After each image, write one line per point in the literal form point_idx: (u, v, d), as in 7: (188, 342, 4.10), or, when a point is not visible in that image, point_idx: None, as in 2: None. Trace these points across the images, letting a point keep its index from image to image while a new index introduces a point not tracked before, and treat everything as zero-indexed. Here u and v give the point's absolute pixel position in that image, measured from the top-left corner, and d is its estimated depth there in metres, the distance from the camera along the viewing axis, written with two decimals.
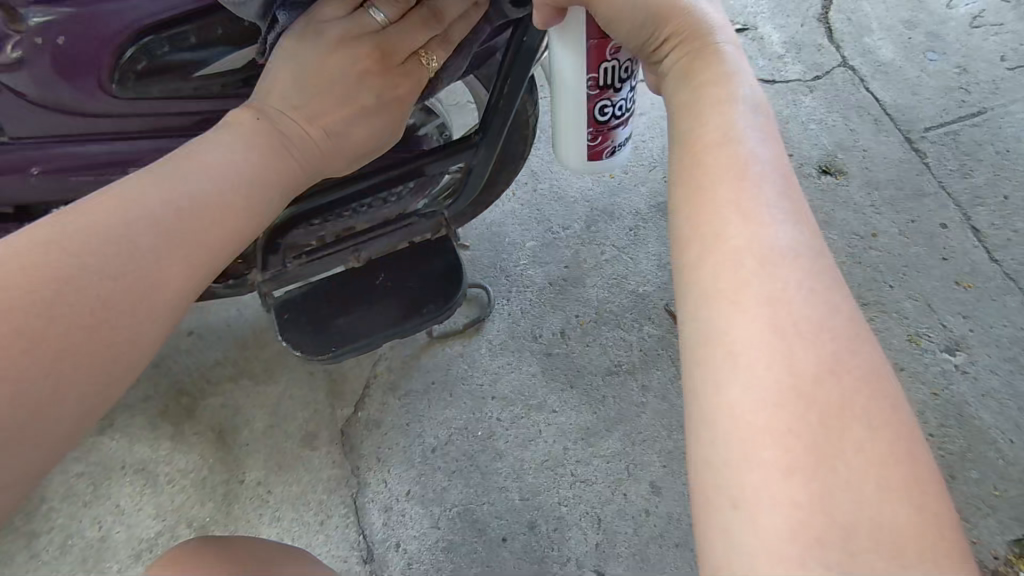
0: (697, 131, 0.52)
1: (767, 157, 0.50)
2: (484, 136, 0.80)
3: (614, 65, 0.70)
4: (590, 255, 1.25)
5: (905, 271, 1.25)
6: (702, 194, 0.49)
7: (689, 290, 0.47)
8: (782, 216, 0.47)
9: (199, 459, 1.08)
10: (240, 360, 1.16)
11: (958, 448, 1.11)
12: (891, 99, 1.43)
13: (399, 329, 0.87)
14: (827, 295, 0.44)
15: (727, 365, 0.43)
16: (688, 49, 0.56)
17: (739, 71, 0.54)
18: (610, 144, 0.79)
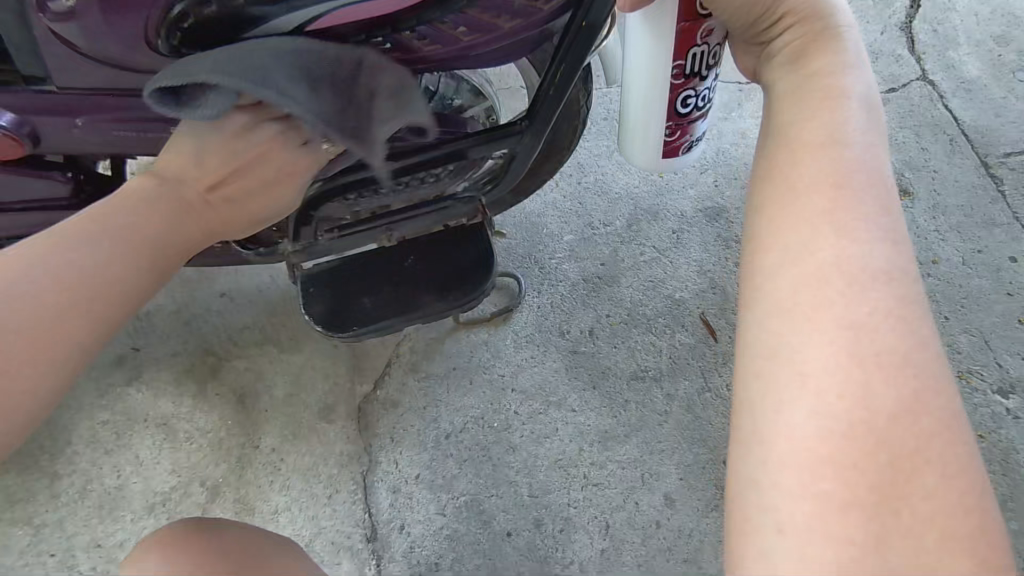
0: (799, 126, 0.51)
1: (869, 167, 0.48)
2: (531, 122, 0.75)
3: (702, 51, 0.66)
4: (629, 254, 1.21)
5: (963, 303, 1.18)
6: (791, 195, 0.48)
7: (761, 296, 0.47)
8: (878, 237, 0.45)
9: (218, 420, 1.10)
10: (267, 326, 1.16)
11: (1000, 497, 1.04)
12: (970, 119, 1.33)
13: (423, 314, 0.85)
14: (915, 328, 0.42)
15: (794, 363, 0.43)
16: (803, 34, 0.54)
17: (854, 70, 0.52)
18: (687, 139, 0.76)
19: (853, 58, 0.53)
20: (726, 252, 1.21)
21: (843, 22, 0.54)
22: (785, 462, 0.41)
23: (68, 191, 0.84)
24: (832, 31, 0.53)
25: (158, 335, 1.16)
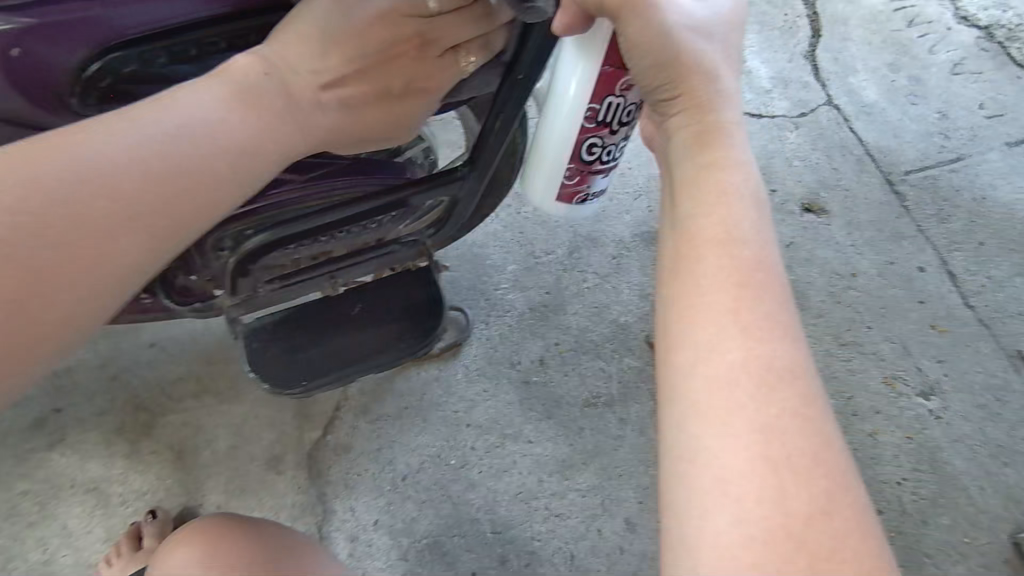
0: (698, 222, 0.52)
1: (764, 263, 0.51)
2: (472, 169, 0.73)
3: (618, 103, 0.66)
4: (573, 281, 1.24)
5: (882, 312, 1.27)
6: (696, 294, 0.50)
7: (675, 397, 0.48)
8: (781, 340, 0.48)
9: (156, 480, 1.04)
10: (204, 375, 1.11)
11: (932, 495, 1.12)
12: (873, 140, 1.45)
13: (377, 363, 0.84)
14: (817, 428, 0.46)
15: (717, 469, 0.45)
16: (694, 124, 0.56)
17: (744, 167, 0.54)
18: (585, 189, 0.73)
19: (744, 154, 0.55)
20: None
21: (732, 118, 0.56)
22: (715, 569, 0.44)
23: None
24: (722, 125, 0.55)
25: (84, 393, 1.08)
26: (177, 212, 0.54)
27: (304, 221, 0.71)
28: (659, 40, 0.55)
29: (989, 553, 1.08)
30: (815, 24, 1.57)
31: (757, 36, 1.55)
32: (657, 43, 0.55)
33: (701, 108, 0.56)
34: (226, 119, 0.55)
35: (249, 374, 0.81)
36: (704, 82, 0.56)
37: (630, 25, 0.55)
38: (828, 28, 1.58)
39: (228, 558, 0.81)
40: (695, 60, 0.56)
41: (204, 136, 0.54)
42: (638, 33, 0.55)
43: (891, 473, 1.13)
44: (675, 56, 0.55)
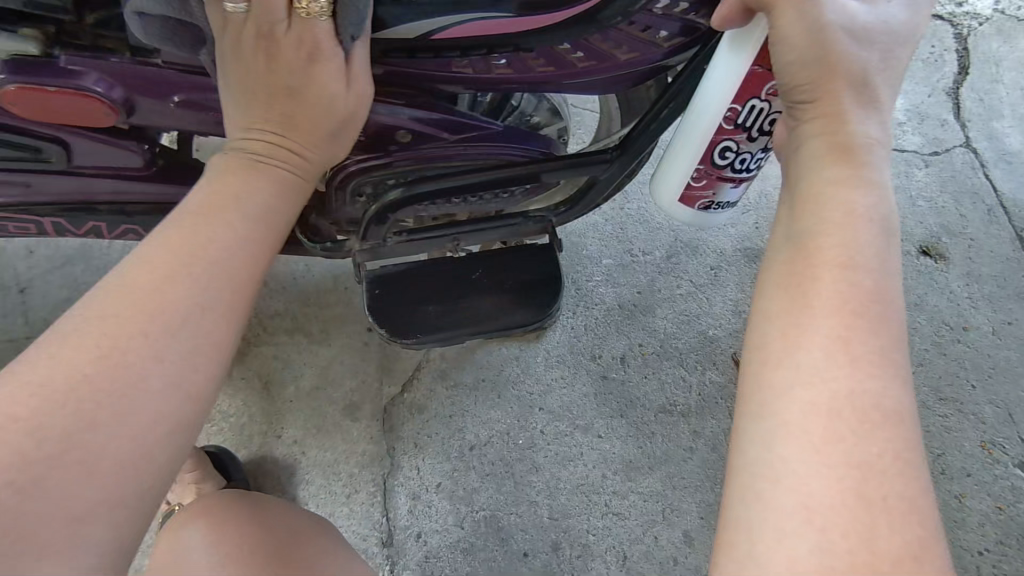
0: (820, 238, 0.52)
1: (880, 290, 0.49)
2: (620, 153, 0.73)
3: (761, 107, 0.63)
4: (666, 285, 1.22)
5: (990, 373, 1.18)
6: (807, 310, 0.50)
7: (766, 415, 0.48)
8: (892, 377, 0.47)
9: (241, 405, 1.09)
10: (299, 315, 1.15)
11: (1014, 571, 1.04)
12: (1010, 192, 1.35)
13: (485, 331, 0.83)
14: (916, 477, 0.44)
15: (801, 494, 0.44)
16: (832, 133, 0.54)
17: (881, 191, 0.53)
18: (705, 194, 0.72)
19: (880, 177, 0.53)
20: None
21: (871, 135, 0.54)
22: None
23: (142, 163, 0.79)
24: (861, 140, 0.54)
25: None
26: (197, 283, 0.49)
27: (445, 180, 0.73)
28: (809, 37, 0.54)
29: None
30: (965, 59, 1.47)
31: None
32: (807, 37, 0.54)
33: (841, 117, 0.54)
34: (223, 214, 0.53)
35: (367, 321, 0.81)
36: (849, 92, 0.54)
37: (782, 13, 0.54)
38: (979, 66, 1.47)
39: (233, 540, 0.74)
40: (850, 64, 0.54)
41: (203, 235, 0.51)
42: (786, 27, 0.55)
43: (974, 541, 1.06)
44: (826, 51, 0.54)
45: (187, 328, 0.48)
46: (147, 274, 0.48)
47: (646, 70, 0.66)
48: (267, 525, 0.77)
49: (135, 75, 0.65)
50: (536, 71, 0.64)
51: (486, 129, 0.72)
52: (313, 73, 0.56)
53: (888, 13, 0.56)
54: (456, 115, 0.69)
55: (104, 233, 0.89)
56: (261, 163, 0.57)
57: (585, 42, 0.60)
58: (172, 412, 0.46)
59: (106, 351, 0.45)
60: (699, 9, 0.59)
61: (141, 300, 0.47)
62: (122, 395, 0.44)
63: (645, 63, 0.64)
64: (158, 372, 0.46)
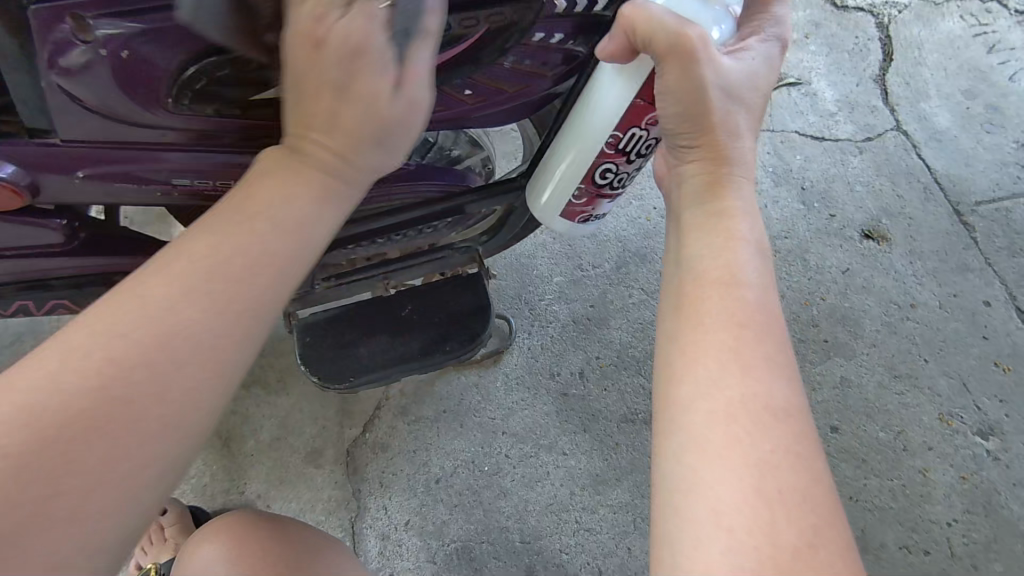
0: (704, 261, 0.55)
1: (764, 307, 0.52)
2: (529, 179, 0.74)
3: (641, 135, 0.65)
4: (618, 295, 1.23)
5: (942, 347, 1.21)
6: (698, 331, 0.52)
7: (674, 428, 0.49)
8: (778, 377, 0.49)
9: (202, 464, 1.07)
10: (255, 367, 1.14)
11: (983, 539, 1.06)
12: (942, 168, 1.39)
13: (418, 367, 0.83)
14: (811, 464, 0.46)
15: (710, 500, 0.45)
16: (708, 173, 0.59)
17: (754, 218, 0.57)
18: (590, 210, 0.73)
19: (751, 205, 0.58)
20: None
21: (744, 171, 0.59)
22: None
23: (61, 238, 0.78)
24: (733, 177, 0.58)
25: None
26: (205, 308, 0.43)
27: (363, 222, 0.73)
28: (692, 93, 0.57)
29: None
30: (888, 47, 1.52)
31: (825, 58, 1.51)
32: (692, 93, 0.57)
33: (718, 159, 0.58)
34: (258, 220, 0.46)
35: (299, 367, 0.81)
36: (727, 137, 0.58)
37: (671, 69, 0.56)
38: (901, 51, 1.52)
39: (255, 547, 0.77)
40: (723, 117, 0.58)
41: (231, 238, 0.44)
42: (674, 81, 0.57)
43: (941, 513, 1.08)
44: (708, 104, 0.57)
45: (192, 359, 0.42)
46: (157, 289, 0.42)
47: (539, 98, 0.68)
48: (288, 537, 0.80)
49: (35, 154, 0.65)
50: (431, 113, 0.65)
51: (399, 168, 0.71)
52: (357, 78, 0.47)
53: (754, 66, 0.59)
54: None
55: (36, 309, 0.88)
56: (296, 165, 0.49)
57: (473, 80, 0.62)
58: (174, 442, 0.41)
59: (101, 382, 0.40)
60: (578, 35, 0.61)
61: (149, 335, 0.41)
62: (121, 420, 0.40)
63: (537, 93, 0.66)
64: (159, 406, 0.41)
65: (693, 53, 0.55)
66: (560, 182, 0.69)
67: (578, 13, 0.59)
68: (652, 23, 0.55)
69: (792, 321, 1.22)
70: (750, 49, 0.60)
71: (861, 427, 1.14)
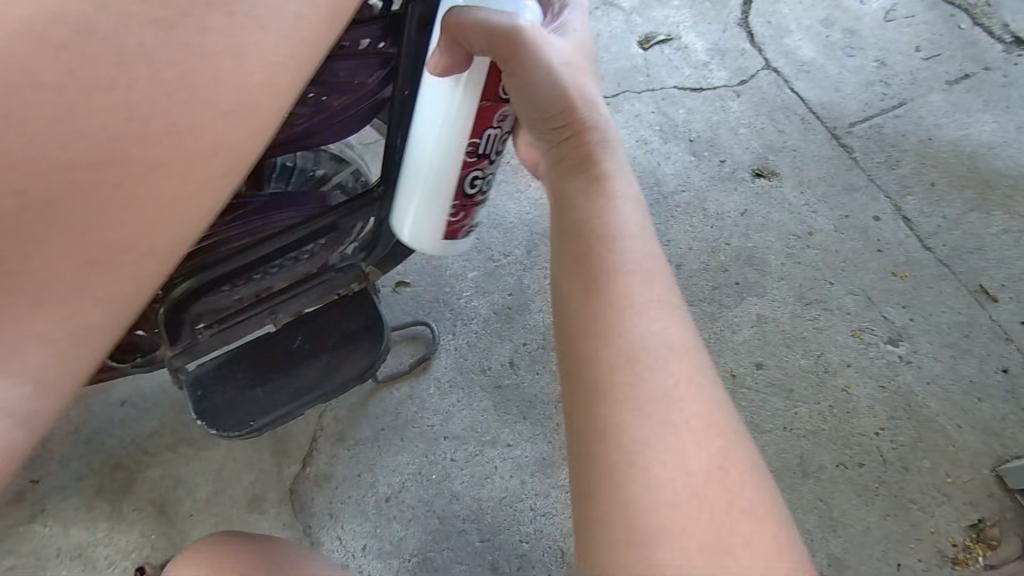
0: (590, 222, 0.55)
1: (648, 254, 0.54)
2: (388, 187, 0.73)
3: (495, 134, 0.64)
4: (534, 279, 1.24)
5: (843, 267, 1.27)
6: (592, 287, 0.52)
7: (581, 383, 0.50)
8: (666, 318, 0.51)
9: (140, 537, 1.03)
10: (179, 426, 1.10)
11: (909, 439, 1.13)
12: (814, 98, 1.45)
13: (319, 395, 0.83)
14: (706, 390, 0.49)
15: (625, 441, 0.47)
16: (577, 142, 0.58)
17: (628, 175, 0.58)
18: (467, 222, 0.70)
19: (625, 162, 0.59)
20: None
21: (613, 131, 0.59)
22: (630, 538, 0.45)
23: None
24: (604, 141, 0.58)
25: (59, 461, 1.06)
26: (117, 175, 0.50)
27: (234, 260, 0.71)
28: (548, 73, 0.56)
29: (974, 490, 1.10)
30: None
31: (689, 11, 1.55)
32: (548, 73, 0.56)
33: (586, 128, 0.58)
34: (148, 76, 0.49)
35: (198, 423, 0.79)
36: (588, 110, 0.58)
37: (522, 63, 0.55)
38: None
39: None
40: (578, 93, 0.57)
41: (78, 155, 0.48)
42: (527, 71, 0.56)
43: (868, 424, 1.14)
44: (563, 82, 0.56)
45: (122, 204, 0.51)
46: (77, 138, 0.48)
47: (370, 107, 0.67)
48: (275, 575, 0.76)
49: None
50: (263, 140, 0.64)
51: (257, 201, 0.70)
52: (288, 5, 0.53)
53: (576, 40, 0.59)
54: None
55: None
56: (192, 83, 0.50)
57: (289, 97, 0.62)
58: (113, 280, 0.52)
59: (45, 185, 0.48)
60: (386, 37, 0.62)
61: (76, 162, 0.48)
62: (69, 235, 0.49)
63: (365, 100, 0.66)
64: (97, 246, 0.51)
65: (531, 38, 0.55)
66: (422, 202, 0.67)
67: (379, 15, 0.60)
68: (483, 25, 0.54)
69: (704, 270, 1.25)
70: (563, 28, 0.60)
71: (783, 359, 1.19)
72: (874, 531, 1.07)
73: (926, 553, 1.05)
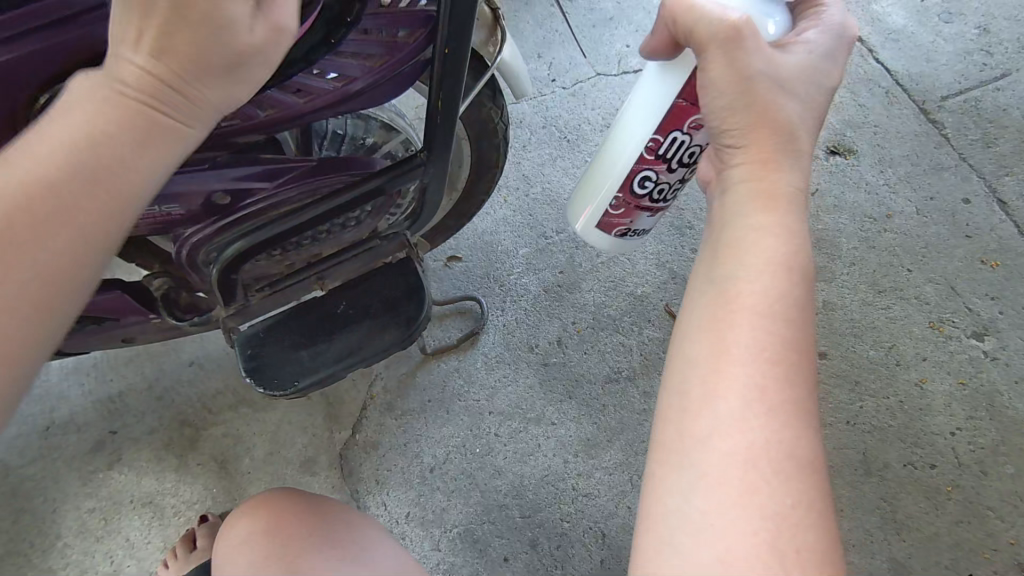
0: (736, 281, 0.48)
1: (794, 340, 0.46)
2: (430, 154, 0.71)
3: (682, 141, 0.63)
4: (586, 258, 1.21)
5: (924, 253, 1.17)
6: (723, 360, 0.46)
7: (679, 460, 0.45)
8: (808, 426, 0.45)
9: (203, 490, 1.09)
10: (240, 387, 1.15)
11: (990, 441, 1.04)
12: (903, 69, 1.33)
13: (358, 360, 0.81)
14: (827, 521, 0.43)
15: (718, 545, 0.42)
16: (755, 177, 0.52)
17: (792, 235, 0.49)
18: (626, 221, 0.72)
19: (790, 220, 0.50)
20: (682, 241, 1.22)
21: (785, 183, 0.52)
22: None
23: None
24: (779, 189, 0.51)
25: (134, 414, 1.14)
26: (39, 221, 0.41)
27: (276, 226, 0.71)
28: (740, 85, 0.52)
29: None
30: None
31: None
32: (738, 85, 0.52)
33: (764, 164, 0.52)
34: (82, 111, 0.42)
35: (246, 381, 0.81)
36: (777, 142, 0.52)
37: (722, 63, 0.52)
38: None
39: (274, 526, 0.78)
40: (775, 114, 0.52)
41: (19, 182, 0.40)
42: (720, 78, 0.52)
43: (943, 424, 1.06)
44: (756, 98, 0.51)
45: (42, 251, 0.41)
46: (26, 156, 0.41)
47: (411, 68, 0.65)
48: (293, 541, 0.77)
49: None
50: (308, 102, 0.63)
51: (302, 166, 0.71)
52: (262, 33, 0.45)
53: (806, 61, 0.54)
54: (266, 163, 0.69)
55: None
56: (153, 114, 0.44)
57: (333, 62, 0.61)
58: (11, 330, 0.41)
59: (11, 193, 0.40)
60: None
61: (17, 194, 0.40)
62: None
63: (405, 61, 0.64)
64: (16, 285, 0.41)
65: (742, 42, 0.51)
66: (597, 189, 0.70)
67: None
68: (697, 12, 0.52)
69: None
70: (801, 41, 0.55)
71: (850, 349, 1.11)
72: (944, 537, 0.99)
73: (1004, 567, 0.97)
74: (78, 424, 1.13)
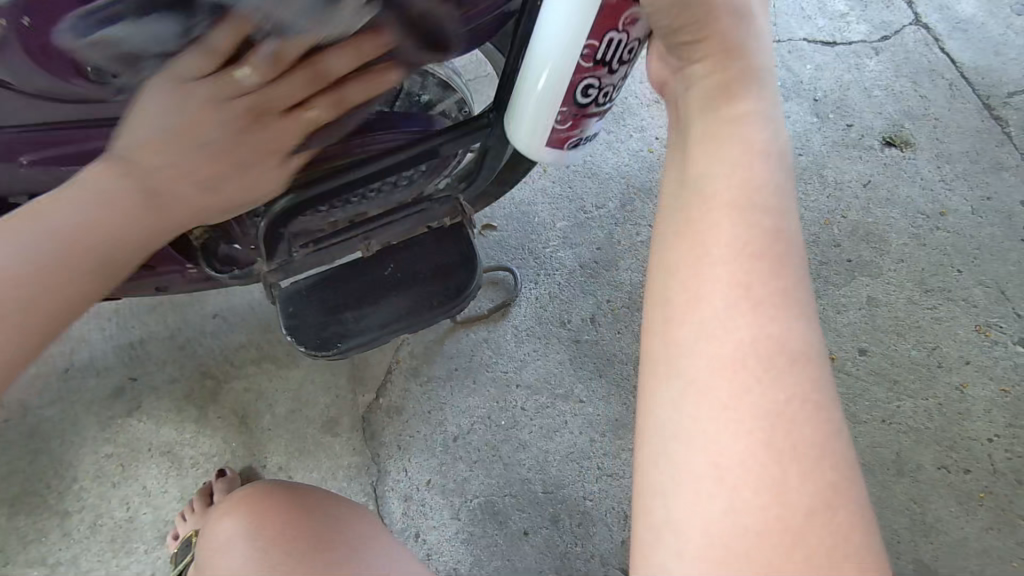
0: (708, 175, 0.42)
1: (774, 224, 0.40)
2: (497, 114, 0.66)
3: (620, 39, 0.51)
4: (624, 235, 1.18)
5: (976, 254, 1.13)
6: (700, 258, 0.40)
7: (665, 378, 0.39)
8: (797, 318, 0.39)
9: (221, 443, 1.08)
10: (263, 343, 1.13)
11: None
12: (968, 61, 1.27)
13: (403, 327, 0.81)
14: (829, 417, 0.38)
15: (712, 455, 0.37)
16: (716, 66, 0.44)
17: (771, 116, 0.43)
18: (577, 133, 0.58)
19: (768, 105, 0.43)
20: None
21: (758, 61, 0.44)
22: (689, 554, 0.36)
23: None
24: (750, 69, 0.43)
25: (156, 362, 1.12)
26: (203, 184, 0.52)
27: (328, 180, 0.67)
28: None
29: None
30: None
31: None
32: None
33: (728, 52, 0.43)
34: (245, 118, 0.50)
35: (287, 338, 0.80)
36: (734, 26, 0.44)
37: None
38: None
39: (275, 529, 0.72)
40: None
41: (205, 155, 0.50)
42: None
43: (981, 430, 1.03)
44: None
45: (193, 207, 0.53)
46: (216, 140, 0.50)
47: None
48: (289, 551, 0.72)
49: None
50: None
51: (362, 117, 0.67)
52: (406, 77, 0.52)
53: None
54: None
55: None
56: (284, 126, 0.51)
57: None
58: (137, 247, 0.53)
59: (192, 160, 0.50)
60: None
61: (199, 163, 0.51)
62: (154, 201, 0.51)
63: None
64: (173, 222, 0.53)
65: None
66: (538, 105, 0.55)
67: None
68: None
69: (813, 244, 1.14)
70: None
71: (891, 347, 1.08)
72: (972, 543, 0.98)
73: None
74: (98, 368, 1.11)
